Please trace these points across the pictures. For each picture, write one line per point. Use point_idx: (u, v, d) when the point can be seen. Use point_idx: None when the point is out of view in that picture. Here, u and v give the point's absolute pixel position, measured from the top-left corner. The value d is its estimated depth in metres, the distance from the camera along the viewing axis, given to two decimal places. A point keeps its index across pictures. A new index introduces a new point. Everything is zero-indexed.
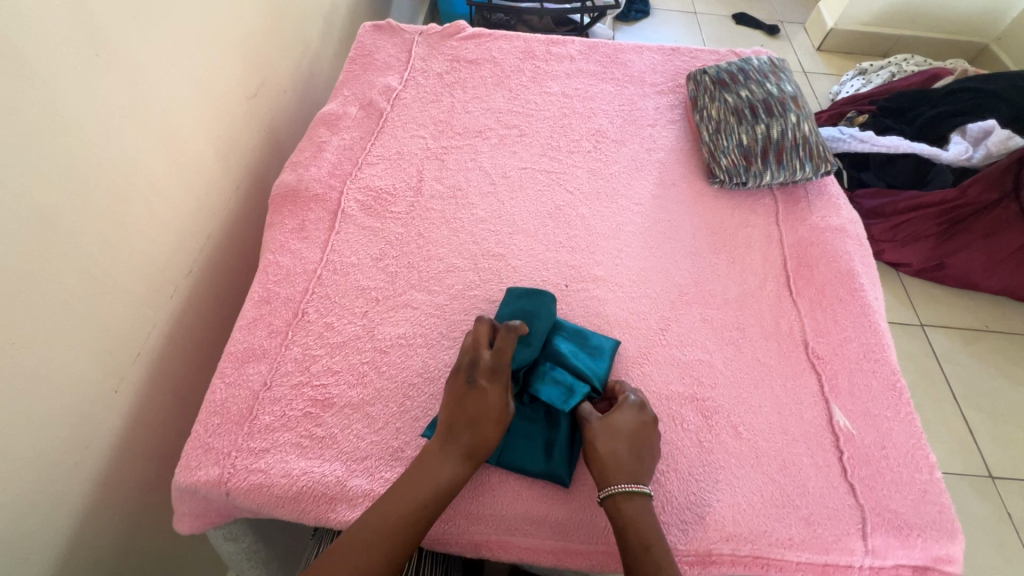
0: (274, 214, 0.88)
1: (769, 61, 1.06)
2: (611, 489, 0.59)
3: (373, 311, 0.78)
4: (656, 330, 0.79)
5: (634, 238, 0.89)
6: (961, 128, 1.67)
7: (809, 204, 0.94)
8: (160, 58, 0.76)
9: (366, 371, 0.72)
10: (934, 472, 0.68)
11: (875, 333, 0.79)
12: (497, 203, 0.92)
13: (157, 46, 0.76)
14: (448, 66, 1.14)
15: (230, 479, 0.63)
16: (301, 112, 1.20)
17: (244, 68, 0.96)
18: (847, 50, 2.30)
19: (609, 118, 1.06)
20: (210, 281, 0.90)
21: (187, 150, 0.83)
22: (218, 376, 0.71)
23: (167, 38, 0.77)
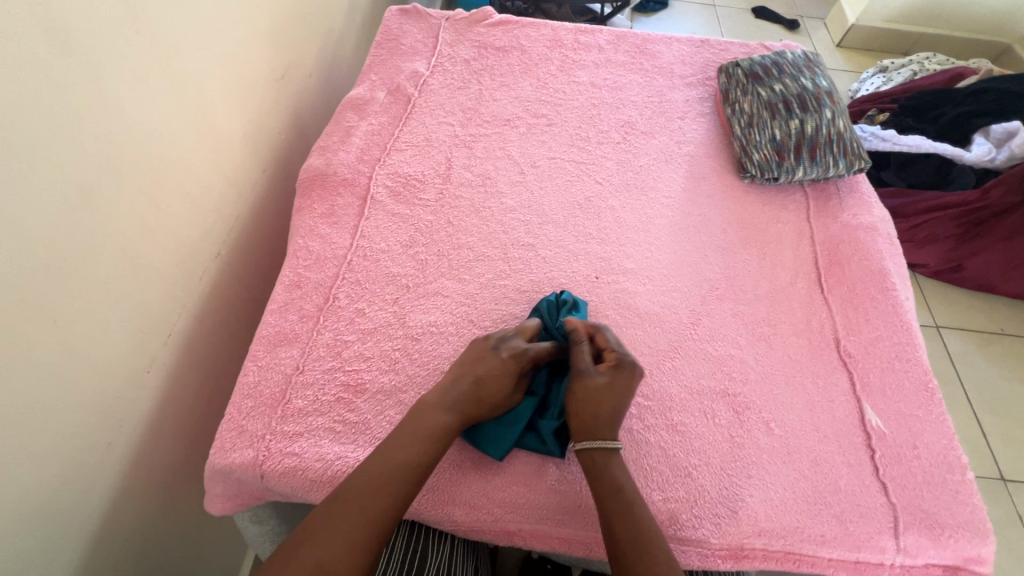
0: (303, 197, 0.87)
1: (803, 54, 1.05)
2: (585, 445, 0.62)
3: (404, 298, 0.78)
4: (686, 324, 0.78)
5: (664, 232, 0.88)
6: (985, 129, 1.65)
7: (840, 202, 0.93)
8: (194, 36, 0.75)
9: (398, 358, 0.72)
10: (966, 473, 0.68)
11: (906, 332, 0.79)
12: (526, 193, 0.91)
13: (191, 24, 0.75)
14: (475, 52, 1.12)
15: (264, 461, 0.63)
16: (326, 96, 1.19)
17: (273, 50, 0.95)
18: (869, 47, 2.27)
19: (638, 109, 1.05)
20: (238, 264, 0.89)
21: (218, 131, 0.82)
22: (251, 359, 0.71)
23: (201, 16, 0.77)
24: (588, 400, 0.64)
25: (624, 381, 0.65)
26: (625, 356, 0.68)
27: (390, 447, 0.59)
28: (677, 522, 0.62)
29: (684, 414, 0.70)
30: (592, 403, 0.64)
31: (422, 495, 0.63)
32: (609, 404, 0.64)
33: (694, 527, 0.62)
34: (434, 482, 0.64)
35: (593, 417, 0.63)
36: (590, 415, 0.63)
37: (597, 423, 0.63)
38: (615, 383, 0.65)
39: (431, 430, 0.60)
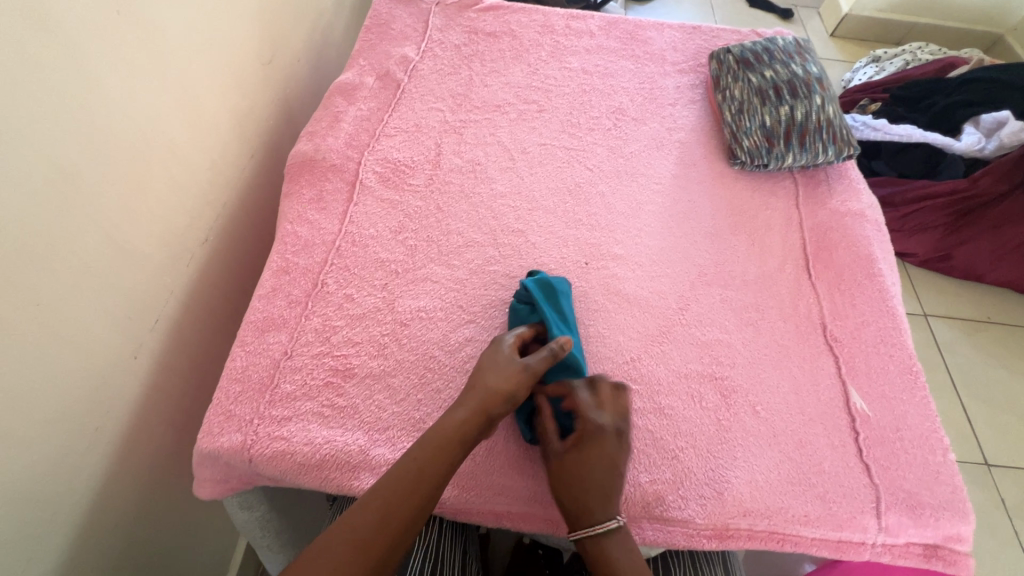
0: (291, 183, 0.87)
1: (794, 40, 1.05)
2: (579, 533, 0.57)
3: (393, 283, 0.78)
4: (675, 309, 0.79)
5: (653, 218, 0.88)
6: (975, 118, 1.66)
7: (829, 188, 0.93)
8: (178, 17, 0.74)
9: (387, 343, 0.72)
10: (948, 455, 0.69)
11: (892, 317, 0.80)
12: (516, 178, 0.91)
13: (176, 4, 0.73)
14: (465, 38, 1.11)
15: (252, 446, 0.63)
16: (314, 82, 1.17)
17: (260, 32, 0.94)
18: (862, 37, 2.26)
19: (629, 96, 1.05)
20: (227, 251, 0.89)
21: (203, 114, 0.81)
22: (238, 344, 0.71)
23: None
24: (566, 482, 0.59)
25: (601, 454, 0.60)
26: (598, 417, 0.62)
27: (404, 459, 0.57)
28: (663, 503, 0.63)
29: (671, 398, 0.70)
30: (575, 483, 0.59)
31: None
32: (591, 483, 0.58)
33: (680, 508, 0.63)
34: None
35: (574, 501, 0.58)
36: (575, 498, 0.58)
37: (582, 507, 0.58)
38: (596, 461, 0.59)
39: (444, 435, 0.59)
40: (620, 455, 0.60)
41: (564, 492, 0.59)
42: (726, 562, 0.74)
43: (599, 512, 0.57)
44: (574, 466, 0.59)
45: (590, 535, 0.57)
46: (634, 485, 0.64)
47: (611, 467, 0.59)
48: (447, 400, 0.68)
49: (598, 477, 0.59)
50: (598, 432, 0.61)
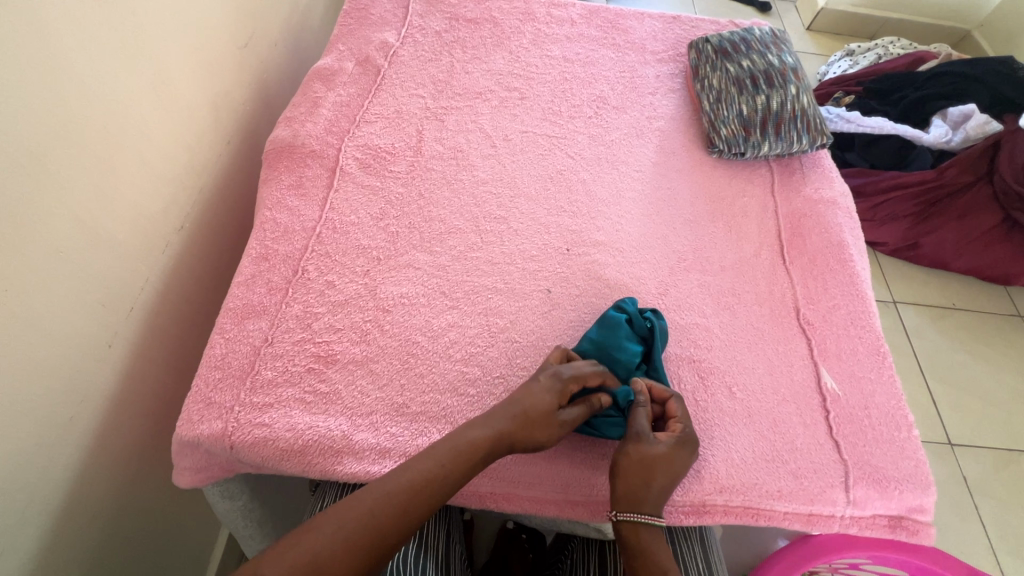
0: (270, 169, 0.86)
1: (770, 31, 1.06)
2: (633, 515, 0.58)
3: (375, 270, 0.77)
4: (654, 294, 0.80)
5: (633, 205, 0.90)
6: (942, 112, 1.72)
7: (803, 176, 0.96)
8: None
9: (369, 329, 0.72)
10: (912, 431, 0.72)
11: (862, 300, 0.83)
12: (498, 165, 0.91)
13: None
14: (446, 24, 1.10)
15: (233, 432, 0.63)
16: (292, 67, 1.15)
17: (235, 14, 0.92)
18: (838, 31, 2.30)
19: (610, 84, 1.05)
20: (204, 238, 0.87)
21: (176, 97, 0.79)
22: (217, 331, 0.70)
23: None
24: (642, 467, 0.59)
25: (681, 456, 0.61)
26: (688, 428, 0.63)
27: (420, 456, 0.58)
28: None
29: None
30: (650, 470, 0.59)
31: (395, 461, 0.63)
32: (657, 474, 0.59)
33: None
34: (407, 448, 0.64)
35: (644, 483, 0.58)
36: (642, 482, 0.58)
37: (647, 493, 0.58)
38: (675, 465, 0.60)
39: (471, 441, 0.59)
40: (687, 466, 0.61)
41: (635, 471, 0.59)
42: (703, 538, 0.76)
43: (651, 504, 0.58)
44: (657, 457, 0.59)
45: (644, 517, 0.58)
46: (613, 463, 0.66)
47: (680, 472, 0.60)
48: (430, 385, 0.69)
49: (670, 478, 0.59)
50: (686, 442, 0.62)
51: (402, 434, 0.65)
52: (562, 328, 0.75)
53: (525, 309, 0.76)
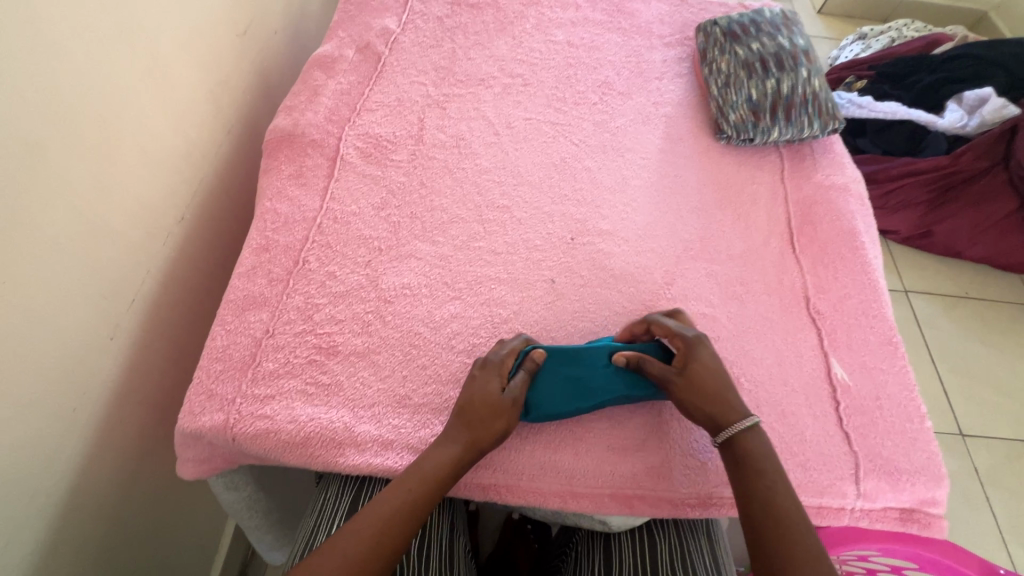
0: (270, 159, 0.85)
1: (781, 13, 1.03)
2: (734, 428, 0.59)
3: (376, 260, 0.76)
4: (661, 283, 0.79)
5: (639, 193, 0.88)
6: (957, 96, 1.68)
7: (814, 162, 0.93)
8: None
9: (370, 320, 0.72)
10: (924, 422, 0.70)
11: (874, 289, 0.81)
12: (501, 153, 0.90)
13: None
14: (448, 9, 1.08)
15: (235, 425, 0.63)
16: (292, 54, 1.13)
17: (233, 2, 0.90)
18: (850, 13, 2.24)
19: (615, 70, 1.03)
20: (205, 229, 0.87)
21: (174, 86, 0.78)
22: (218, 323, 0.70)
23: None
24: (690, 391, 0.62)
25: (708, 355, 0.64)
26: (688, 335, 0.66)
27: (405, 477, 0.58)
28: (650, 472, 0.64)
29: None
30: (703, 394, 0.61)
31: (397, 453, 0.63)
32: (710, 387, 0.62)
33: (667, 478, 0.64)
34: (409, 441, 0.64)
35: (711, 405, 0.61)
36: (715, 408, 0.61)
37: (725, 408, 0.60)
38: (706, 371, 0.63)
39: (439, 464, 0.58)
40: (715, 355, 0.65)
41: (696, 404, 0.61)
42: (710, 531, 0.75)
43: (733, 411, 0.60)
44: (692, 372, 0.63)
45: (735, 431, 0.59)
46: (618, 455, 0.65)
47: (721, 371, 0.63)
48: (433, 377, 0.68)
49: (713, 379, 0.62)
50: (697, 342, 0.65)
51: (405, 426, 0.64)
52: (566, 318, 0.74)
53: (528, 300, 0.75)
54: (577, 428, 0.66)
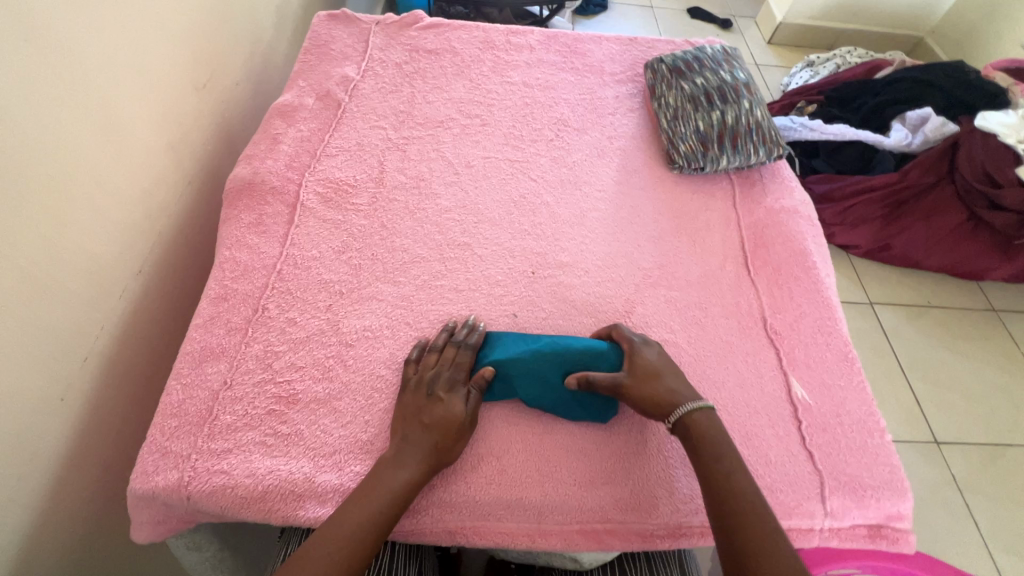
0: (229, 208, 0.85)
1: (722, 49, 1.09)
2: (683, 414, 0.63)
3: (337, 304, 0.76)
4: (622, 312, 0.80)
5: (597, 225, 0.90)
6: (901, 116, 1.77)
7: (763, 187, 0.97)
8: (99, 44, 0.72)
9: (332, 365, 0.71)
10: (885, 436, 0.72)
11: (828, 307, 0.83)
12: (461, 192, 0.91)
13: (95, 32, 0.71)
14: (407, 56, 1.12)
15: (190, 482, 0.61)
16: (254, 104, 1.15)
17: (191, 57, 0.92)
18: (797, 43, 2.38)
19: (570, 107, 1.07)
20: (164, 280, 0.86)
21: (129, 140, 0.78)
22: (174, 377, 0.68)
23: (106, 23, 0.73)
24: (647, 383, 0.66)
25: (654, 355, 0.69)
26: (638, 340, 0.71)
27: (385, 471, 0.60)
28: (619, 504, 0.64)
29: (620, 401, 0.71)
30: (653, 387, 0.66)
31: None
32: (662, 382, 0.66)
33: (637, 510, 0.64)
34: None
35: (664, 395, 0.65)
36: (656, 397, 0.65)
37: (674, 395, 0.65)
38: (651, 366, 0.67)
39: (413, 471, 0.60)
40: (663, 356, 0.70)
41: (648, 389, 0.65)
42: (683, 559, 0.74)
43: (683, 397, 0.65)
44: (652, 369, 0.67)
45: (687, 413, 0.63)
46: (586, 488, 0.64)
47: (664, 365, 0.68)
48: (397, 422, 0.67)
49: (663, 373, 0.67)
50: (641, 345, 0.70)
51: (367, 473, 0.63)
52: None
53: None
54: (544, 464, 0.66)
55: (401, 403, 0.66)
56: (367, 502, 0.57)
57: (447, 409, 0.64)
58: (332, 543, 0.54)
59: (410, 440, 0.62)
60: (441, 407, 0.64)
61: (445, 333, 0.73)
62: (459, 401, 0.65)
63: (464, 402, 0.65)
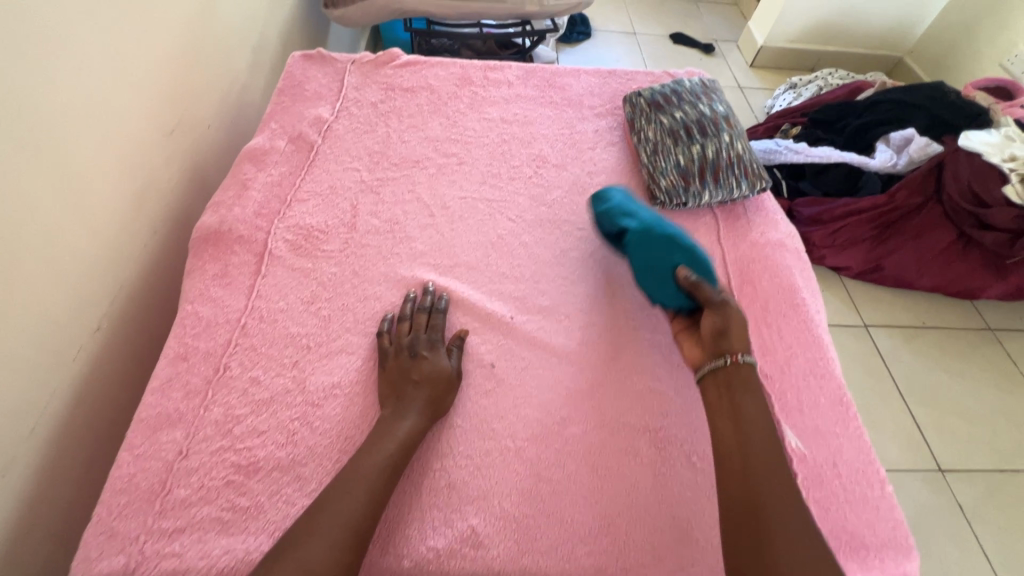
0: (194, 258, 0.81)
1: (700, 81, 1.08)
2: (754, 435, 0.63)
3: (304, 360, 0.72)
4: (605, 359, 0.76)
5: (578, 265, 0.87)
6: (885, 137, 1.77)
7: (748, 221, 0.95)
8: (65, 101, 0.70)
9: (297, 428, 0.67)
10: (885, 487, 0.68)
11: (819, 347, 0.80)
12: (437, 235, 0.88)
13: (61, 89, 0.69)
14: (382, 95, 1.10)
15: (137, 567, 0.56)
16: (227, 146, 1.13)
17: (161, 103, 0.89)
18: (779, 65, 2.39)
19: (549, 143, 1.05)
20: (125, 335, 0.82)
21: (91, 192, 0.75)
22: (125, 448, 0.64)
23: (73, 80, 0.71)
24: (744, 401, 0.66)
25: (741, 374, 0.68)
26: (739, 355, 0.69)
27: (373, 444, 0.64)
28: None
29: (604, 457, 0.67)
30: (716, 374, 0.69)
31: None
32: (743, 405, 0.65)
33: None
34: None
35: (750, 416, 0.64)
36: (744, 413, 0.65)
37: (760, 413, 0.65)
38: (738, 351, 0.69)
39: (402, 439, 0.64)
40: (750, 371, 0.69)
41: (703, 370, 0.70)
42: None
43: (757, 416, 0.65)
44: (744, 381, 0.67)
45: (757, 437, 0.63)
46: (568, 560, 0.60)
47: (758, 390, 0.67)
48: None
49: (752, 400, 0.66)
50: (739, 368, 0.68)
51: None
52: (507, 407, 0.71)
53: (467, 389, 0.72)
54: (522, 535, 0.61)
55: (386, 369, 0.71)
56: (379, 448, 0.63)
57: (429, 365, 0.71)
58: (354, 482, 0.60)
59: (404, 401, 0.67)
60: (428, 365, 0.70)
61: (410, 303, 0.78)
62: (438, 358, 0.72)
63: (446, 358, 0.73)
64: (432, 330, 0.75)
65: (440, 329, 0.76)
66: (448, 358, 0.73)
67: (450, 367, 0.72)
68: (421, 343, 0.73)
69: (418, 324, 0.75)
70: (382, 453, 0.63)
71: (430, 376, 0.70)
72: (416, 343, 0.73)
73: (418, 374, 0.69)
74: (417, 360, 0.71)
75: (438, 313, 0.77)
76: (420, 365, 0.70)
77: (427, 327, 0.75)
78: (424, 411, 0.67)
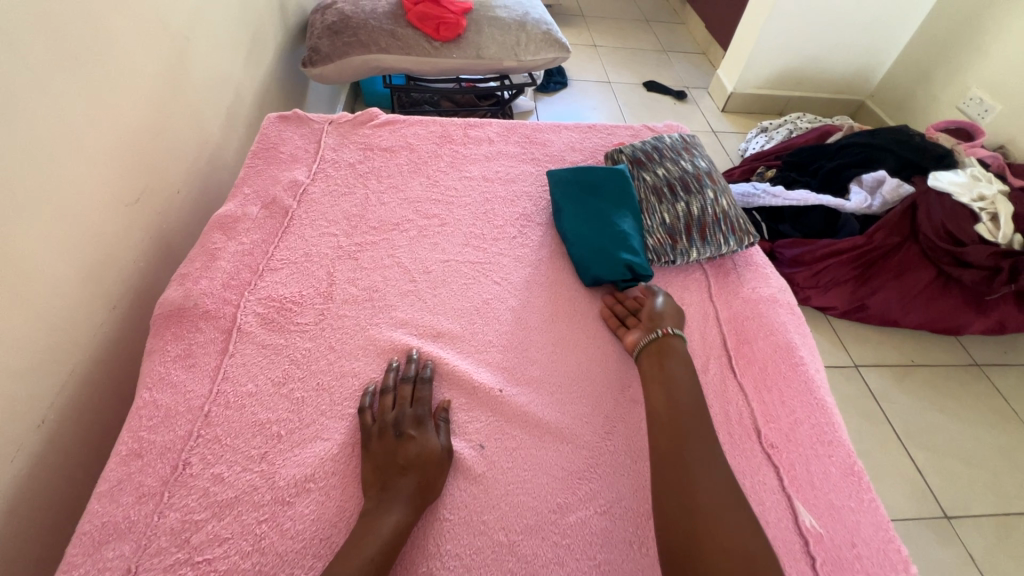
0: (155, 337, 0.75)
1: (680, 137, 1.09)
2: None
3: (274, 451, 0.66)
4: (600, 435, 0.71)
5: (567, 329, 0.83)
6: (857, 179, 1.80)
7: (738, 277, 0.93)
8: (16, 184, 0.66)
9: (264, 533, 0.59)
10: (909, 569, 0.62)
11: (824, 412, 0.76)
12: (419, 303, 0.84)
13: (10, 172, 0.65)
14: (361, 155, 1.08)
15: None
16: (197, 212, 1.08)
17: (124, 174, 0.85)
18: (749, 110, 2.47)
19: (532, 201, 1.03)
20: (71, 427, 0.74)
21: (35, 273, 0.69)
22: (63, 568, 0.56)
23: (26, 161, 0.67)
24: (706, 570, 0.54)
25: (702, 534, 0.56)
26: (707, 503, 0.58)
27: (355, 541, 0.57)
28: None
29: (606, 549, 0.61)
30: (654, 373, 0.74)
31: None
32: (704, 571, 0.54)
33: None
34: None
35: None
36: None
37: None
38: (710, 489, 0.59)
39: (388, 533, 0.57)
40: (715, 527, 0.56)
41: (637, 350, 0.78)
42: None
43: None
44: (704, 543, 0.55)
45: None
46: None
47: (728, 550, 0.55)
48: None
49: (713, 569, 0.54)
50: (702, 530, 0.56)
51: None
52: (498, 495, 0.65)
53: (454, 476, 0.66)
54: None
55: (371, 452, 0.65)
56: (364, 545, 0.56)
57: (417, 444, 0.65)
58: None
59: (390, 489, 0.61)
60: (415, 446, 0.64)
61: (392, 375, 0.73)
62: (428, 437, 0.66)
63: (435, 436, 0.67)
64: (421, 403, 0.70)
65: (429, 402, 0.70)
66: (437, 436, 0.67)
67: (440, 445, 0.66)
68: (409, 419, 0.67)
69: (405, 399, 0.70)
70: (363, 552, 0.55)
71: (417, 457, 0.64)
72: (402, 420, 0.67)
73: (404, 456, 0.63)
74: (403, 440, 0.65)
75: (424, 385, 0.72)
76: (406, 445, 0.64)
77: (415, 400, 0.70)
78: (412, 499, 0.61)
